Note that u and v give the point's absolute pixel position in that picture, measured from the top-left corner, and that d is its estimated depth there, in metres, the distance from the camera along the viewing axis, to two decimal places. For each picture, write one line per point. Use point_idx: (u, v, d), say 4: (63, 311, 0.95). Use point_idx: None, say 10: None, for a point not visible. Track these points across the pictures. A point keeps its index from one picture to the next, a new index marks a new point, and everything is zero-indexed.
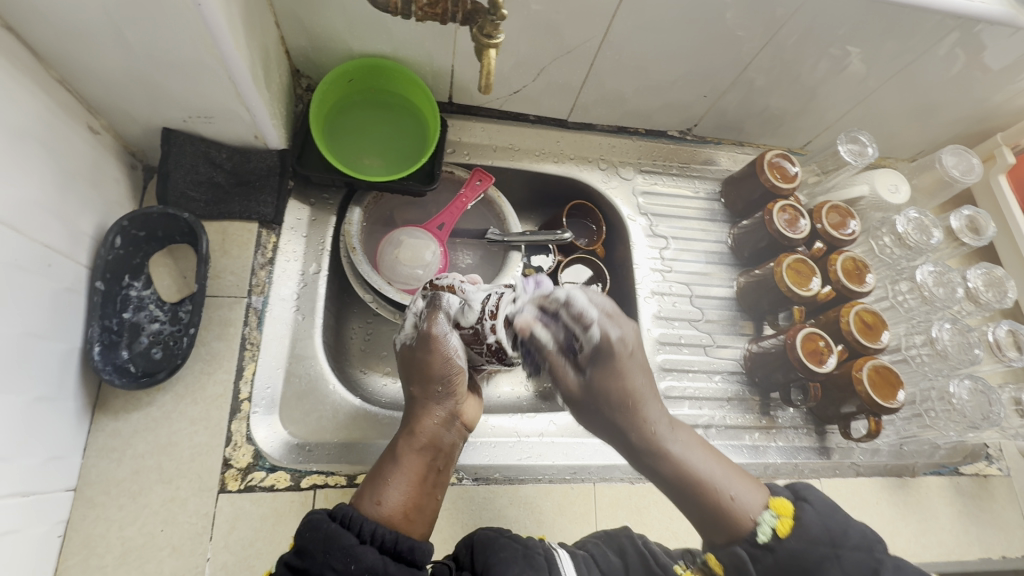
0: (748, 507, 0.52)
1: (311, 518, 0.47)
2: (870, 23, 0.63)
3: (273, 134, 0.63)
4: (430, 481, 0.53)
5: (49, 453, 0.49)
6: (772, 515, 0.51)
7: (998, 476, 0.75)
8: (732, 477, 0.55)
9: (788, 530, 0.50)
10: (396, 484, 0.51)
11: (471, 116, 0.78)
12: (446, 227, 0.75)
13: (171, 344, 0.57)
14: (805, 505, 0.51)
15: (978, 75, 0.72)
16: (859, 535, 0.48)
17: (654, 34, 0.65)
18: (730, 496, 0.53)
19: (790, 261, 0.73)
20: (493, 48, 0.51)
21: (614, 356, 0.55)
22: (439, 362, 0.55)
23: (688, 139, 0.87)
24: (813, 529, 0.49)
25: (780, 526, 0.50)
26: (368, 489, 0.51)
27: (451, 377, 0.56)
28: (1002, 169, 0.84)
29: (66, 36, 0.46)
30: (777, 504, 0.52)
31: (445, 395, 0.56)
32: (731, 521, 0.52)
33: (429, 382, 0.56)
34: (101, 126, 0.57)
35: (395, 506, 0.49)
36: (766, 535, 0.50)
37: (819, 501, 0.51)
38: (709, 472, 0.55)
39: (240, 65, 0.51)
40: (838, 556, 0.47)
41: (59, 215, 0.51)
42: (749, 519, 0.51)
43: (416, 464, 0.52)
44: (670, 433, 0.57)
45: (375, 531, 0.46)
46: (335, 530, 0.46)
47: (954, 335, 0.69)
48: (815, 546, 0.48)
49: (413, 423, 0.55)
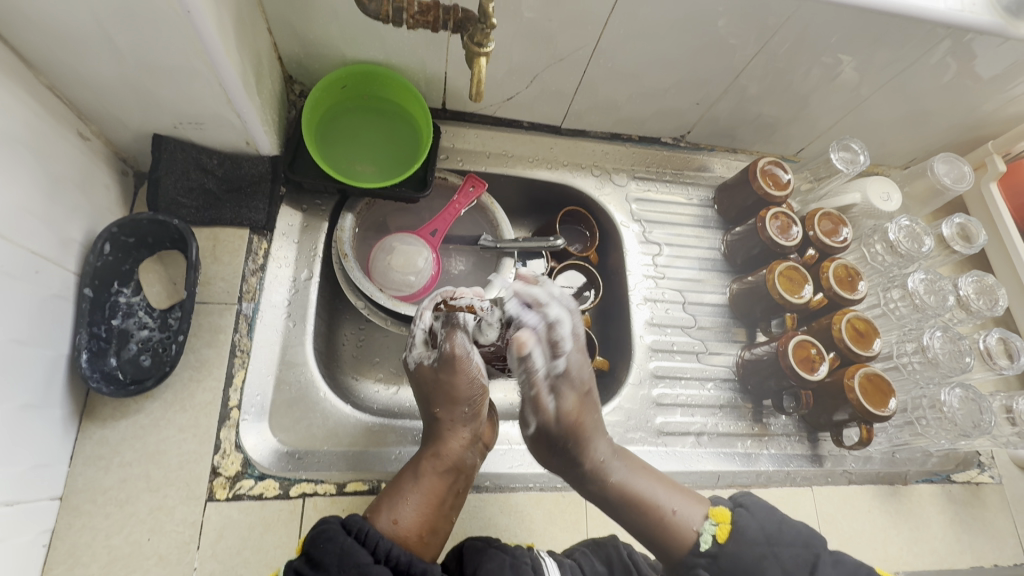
0: (691, 519, 0.54)
1: (324, 529, 0.47)
2: (861, 32, 0.63)
3: (265, 140, 0.63)
4: (448, 503, 0.54)
5: (35, 461, 0.49)
6: (712, 523, 0.54)
7: (990, 484, 0.75)
8: (671, 493, 0.57)
9: (727, 535, 0.53)
10: (414, 504, 0.52)
11: (465, 122, 0.78)
12: (439, 233, 0.75)
13: (160, 351, 0.57)
14: (741, 511, 0.54)
15: (969, 84, 0.72)
16: (794, 532, 0.53)
17: (646, 42, 0.65)
18: (672, 510, 0.55)
19: (783, 268, 0.73)
20: (484, 57, 0.52)
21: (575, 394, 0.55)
22: (464, 384, 0.56)
23: (682, 146, 0.88)
24: (747, 531, 0.53)
25: (719, 532, 0.53)
26: (386, 505, 0.52)
27: (476, 399, 0.57)
28: (994, 177, 0.85)
29: (56, 43, 0.46)
30: (716, 512, 0.55)
31: (468, 417, 0.57)
32: (674, 536, 0.54)
33: (456, 404, 0.56)
34: (91, 132, 0.57)
35: (410, 526, 0.51)
36: (707, 543, 0.53)
37: (755, 507, 0.55)
38: (650, 492, 0.56)
39: (230, 72, 0.51)
40: (775, 553, 0.51)
41: (48, 222, 0.51)
42: (692, 531, 0.54)
43: (437, 486, 0.53)
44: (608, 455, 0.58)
45: (390, 551, 0.47)
46: (350, 545, 0.46)
47: (944, 343, 0.69)
48: (750, 548, 0.52)
49: (436, 442, 0.56)
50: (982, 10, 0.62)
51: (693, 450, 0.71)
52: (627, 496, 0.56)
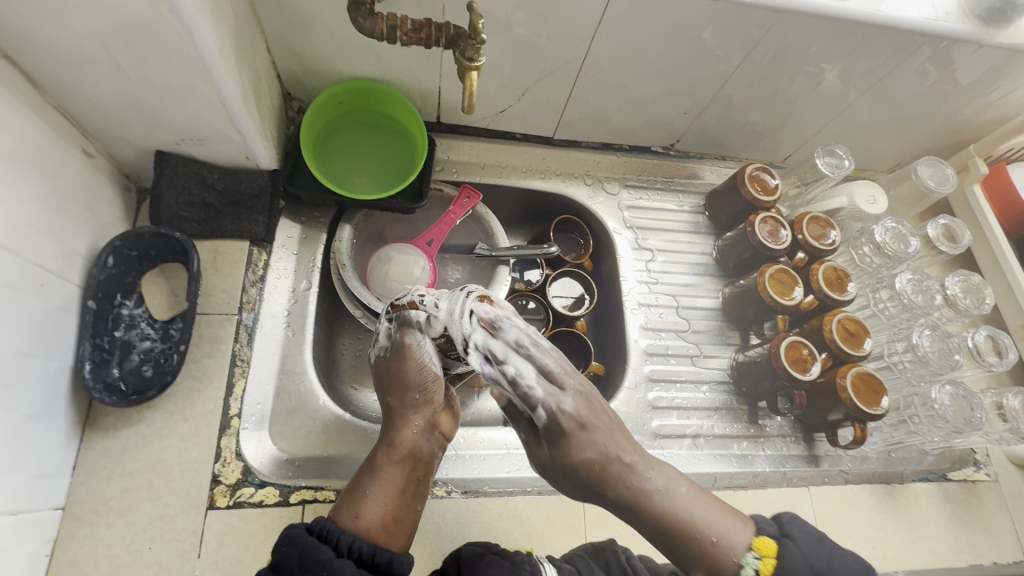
0: (732, 548, 0.51)
1: (290, 532, 0.47)
2: (841, 41, 0.65)
3: (264, 155, 0.65)
4: (410, 492, 0.54)
5: (38, 471, 0.49)
6: (755, 556, 0.50)
7: (987, 481, 0.75)
8: (716, 517, 0.53)
9: (772, 570, 0.48)
10: (375, 496, 0.51)
11: (459, 135, 0.81)
12: (435, 242, 0.76)
13: (161, 362, 0.58)
14: (788, 543, 0.50)
15: (949, 89, 0.74)
16: (843, 572, 0.48)
17: (633, 54, 0.67)
18: (714, 538, 0.51)
19: (773, 271, 0.75)
20: (475, 71, 0.55)
21: (565, 431, 0.56)
22: (414, 369, 0.58)
23: (672, 154, 0.90)
24: (794, 566, 0.47)
25: (763, 567, 0.49)
26: (348, 501, 0.51)
27: (427, 386, 0.58)
28: (977, 179, 0.87)
29: (62, 64, 0.48)
30: (760, 545, 0.50)
31: (421, 404, 0.58)
32: (717, 564, 0.50)
33: (406, 392, 0.58)
34: (96, 149, 0.59)
35: (374, 518, 0.50)
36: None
37: (802, 536, 0.50)
38: (694, 515, 0.53)
39: (231, 90, 0.53)
40: None
41: (53, 237, 0.52)
42: (733, 561, 0.50)
43: (396, 476, 0.53)
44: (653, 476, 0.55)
45: (353, 544, 0.47)
46: (313, 544, 0.46)
47: (934, 342, 0.70)
48: None
49: (392, 434, 0.56)
50: (955, 19, 0.64)
51: (689, 453, 0.71)
52: (669, 513, 0.53)
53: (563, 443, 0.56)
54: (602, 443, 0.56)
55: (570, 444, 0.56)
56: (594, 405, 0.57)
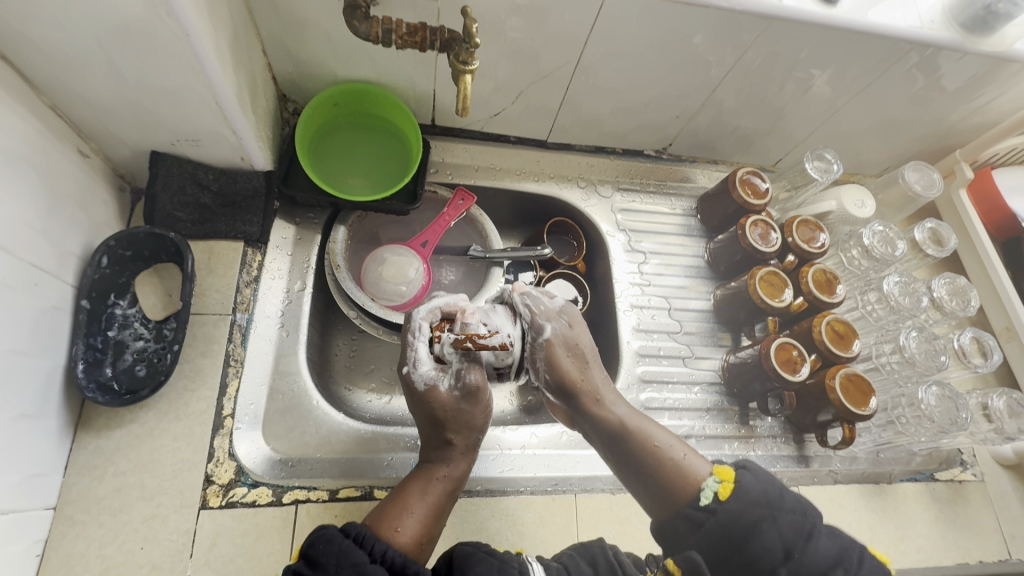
0: (694, 470, 0.53)
1: (322, 532, 0.46)
2: (829, 47, 0.67)
3: (259, 156, 0.65)
4: (444, 514, 0.55)
5: (30, 471, 0.49)
6: (714, 480, 0.52)
7: (973, 481, 0.76)
8: (677, 443, 0.57)
9: (729, 494, 0.50)
10: (419, 513, 0.52)
11: (454, 137, 0.81)
12: (429, 244, 0.77)
13: (154, 361, 0.58)
14: (744, 471, 0.52)
15: (935, 96, 0.76)
16: (795, 500, 0.50)
17: (625, 59, 0.68)
18: (676, 462, 0.54)
19: (763, 273, 0.76)
20: (469, 75, 0.56)
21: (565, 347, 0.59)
22: (480, 413, 0.60)
23: (664, 158, 0.91)
24: (750, 491, 0.50)
25: (721, 490, 0.51)
26: (393, 512, 0.51)
27: (483, 427, 0.60)
28: (962, 184, 0.88)
29: (58, 64, 0.48)
30: (721, 471, 0.52)
31: (473, 433, 0.59)
32: (678, 485, 0.52)
33: (470, 432, 0.59)
34: (91, 149, 0.59)
35: (418, 538, 0.50)
36: (708, 499, 0.50)
37: (757, 469, 0.52)
38: (658, 438, 0.56)
39: (227, 92, 0.54)
40: (774, 517, 0.48)
41: (47, 236, 0.52)
42: (694, 482, 0.52)
43: (440, 497, 0.54)
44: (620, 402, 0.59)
45: (386, 552, 0.46)
46: (348, 546, 0.45)
47: (920, 343, 0.71)
48: (751, 508, 0.49)
49: (447, 463, 0.57)
50: (940, 27, 0.66)
51: None
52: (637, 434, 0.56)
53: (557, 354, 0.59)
54: (589, 370, 0.60)
55: (558, 367, 0.58)
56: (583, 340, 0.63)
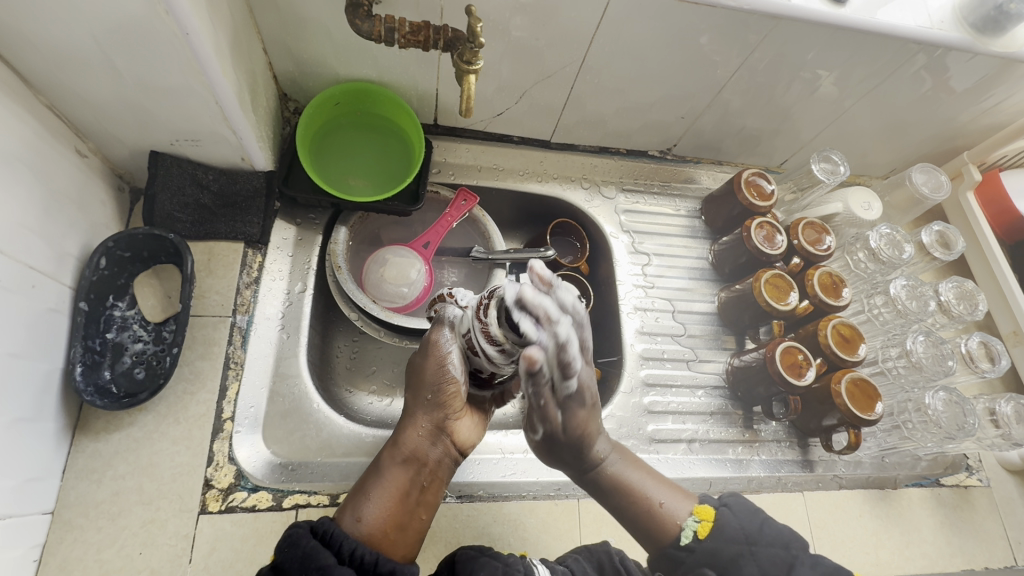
0: (675, 513, 0.55)
1: (290, 533, 0.47)
2: (837, 48, 0.66)
3: (260, 156, 0.64)
4: (414, 497, 0.52)
5: (27, 475, 0.49)
6: (695, 519, 0.54)
7: (979, 487, 0.76)
8: (660, 486, 0.58)
9: (708, 532, 0.53)
10: (375, 500, 0.50)
11: (456, 137, 0.80)
12: (431, 245, 0.76)
13: (154, 364, 0.57)
14: (725, 510, 0.54)
15: (944, 97, 0.75)
16: (774, 534, 0.52)
17: (631, 59, 0.67)
18: (660, 502, 0.57)
19: (768, 276, 0.75)
20: (473, 75, 0.55)
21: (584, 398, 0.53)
22: (431, 367, 0.54)
23: (669, 158, 0.90)
24: (728, 529, 0.53)
25: (700, 529, 0.53)
26: (350, 503, 0.51)
27: (443, 387, 0.53)
28: (970, 186, 0.87)
29: (54, 63, 0.47)
30: (700, 510, 0.55)
31: (434, 406, 0.54)
32: (662, 526, 0.55)
33: (421, 391, 0.55)
34: (89, 149, 0.58)
35: (374, 524, 0.49)
36: (688, 538, 0.53)
37: (738, 507, 0.55)
38: (641, 484, 0.58)
39: (227, 91, 0.53)
40: (751, 552, 0.51)
41: (45, 238, 0.51)
42: (675, 524, 0.55)
43: (398, 479, 0.52)
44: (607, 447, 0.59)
45: (354, 551, 0.46)
46: (314, 547, 0.45)
47: (927, 347, 0.70)
48: (728, 544, 0.51)
49: (399, 435, 0.55)
50: (951, 27, 0.65)
51: (684, 457, 0.72)
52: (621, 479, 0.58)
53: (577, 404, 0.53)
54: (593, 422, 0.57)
55: (580, 425, 0.55)
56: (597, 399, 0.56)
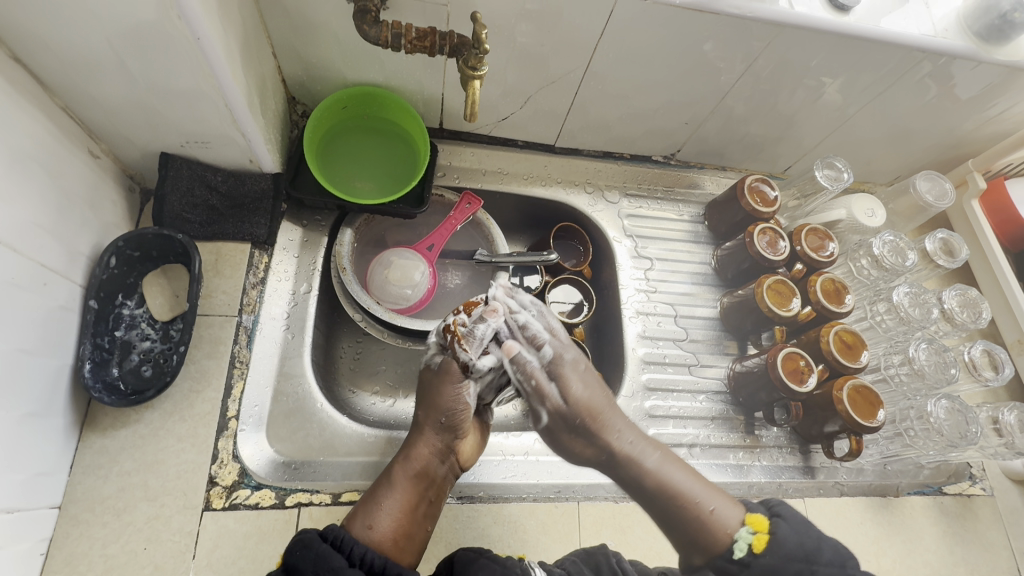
0: (726, 522, 0.54)
1: (302, 538, 0.47)
2: (840, 56, 0.66)
3: (268, 158, 0.65)
4: (422, 510, 0.54)
5: (35, 470, 0.50)
6: (749, 531, 0.53)
7: (982, 496, 0.75)
8: (711, 492, 0.58)
9: (764, 546, 0.51)
10: (389, 509, 0.52)
11: (462, 141, 0.81)
12: (436, 247, 0.76)
13: (161, 362, 0.58)
14: (779, 522, 0.53)
15: (948, 105, 0.75)
16: (833, 551, 0.51)
17: (634, 65, 0.68)
18: (709, 509, 0.56)
19: (771, 282, 0.75)
20: (478, 80, 0.56)
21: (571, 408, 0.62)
22: (449, 392, 0.58)
23: (672, 164, 0.90)
24: (787, 544, 0.51)
25: (756, 542, 0.52)
26: (362, 511, 0.52)
27: (457, 413, 0.58)
28: (975, 194, 0.87)
29: (68, 66, 0.48)
30: (754, 520, 0.54)
31: (447, 427, 0.58)
32: (711, 535, 0.54)
33: (435, 413, 0.58)
34: (101, 150, 0.59)
35: (385, 532, 0.51)
36: (742, 551, 0.52)
37: (792, 517, 0.53)
38: (690, 488, 0.58)
39: (237, 95, 0.54)
40: (812, 572, 0.49)
41: (57, 237, 0.53)
42: (727, 534, 0.54)
43: (409, 491, 0.54)
44: (642, 446, 0.62)
45: (365, 555, 0.47)
46: (326, 551, 0.46)
47: (930, 355, 0.70)
48: (789, 563, 0.50)
49: (411, 449, 0.57)
50: (954, 36, 0.65)
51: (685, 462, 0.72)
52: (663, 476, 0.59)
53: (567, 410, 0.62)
54: (609, 423, 0.62)
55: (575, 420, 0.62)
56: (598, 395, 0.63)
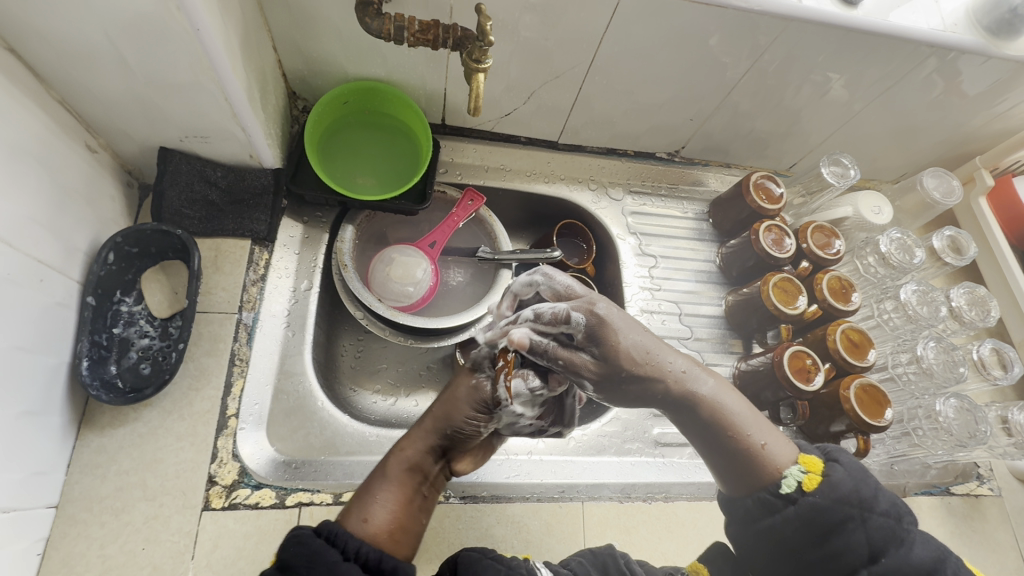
0: (777, 458, 0.51)
1: (297, 532, 0.46)
2: (848, 51, 0.65)
3: (268, 154, 0.64)
4: (418, 504, 0.52)
5: (32, 469, 0.49)
6: (800, 470, 0.50)
7: (990, 496, 0.74)
8: (764, 426, 0.53)
9: (815, 486, 0.48)
10: (385, 503, 0.50)
11: (464, 137, 0.80)
12: (438, 244, 0.76)
13: (159, 360, 0.57)
14: (835, 465, 0.49)
15: (956, 101, 0.74)
16: (889, 503, 0.47)
17: (639, 60, 0.67)
18: (761, 444, 0.52)
19: (777, 279, 0.74)
20: (482, 73, 0.55)
21: (615, 361, 0.51)
22: (462, 402, 0.54)
23: (676, 161, 0.89)
24: (840, 487, 0.47)
25: (807, 481, 0.49)
26: (357, 504, 0.50)
27: (464, 422, 0.54)
28: (982, 191, 0.87)
29: (65, 58, 0.47)
30: (806, 461, 0.50)
31: (451, 430, 0.54)
32: (760, 469, 0.51)
33: (441, 415, 0.54)
34: (99, 144, 0.58)
35: (382, 526, 0.48)
36: (791, 487, 0.49)
37: (850, 463, 0.50)
38: (741, 417, 0.53)
39: (236, 89, 0.53)
40: (864, 519, 0.46)
41: (53, 232, 0.52)
42: (776, 470, 0.50)
43: (406, 486, 0.51)
44: (690, 371, 0.54)
45: (360, 549, 0.45)
46: (321, 547, 0.44)
47: (938, 353, 0.70)
48: (839, 507, 0.47)
49: (406, 442, 0.54)
50: (963, 30, 0.64)
51: (690, 462, 0.70)
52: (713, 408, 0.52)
53: (610, 364, 0.52)
54: (660, 364, 0.52)
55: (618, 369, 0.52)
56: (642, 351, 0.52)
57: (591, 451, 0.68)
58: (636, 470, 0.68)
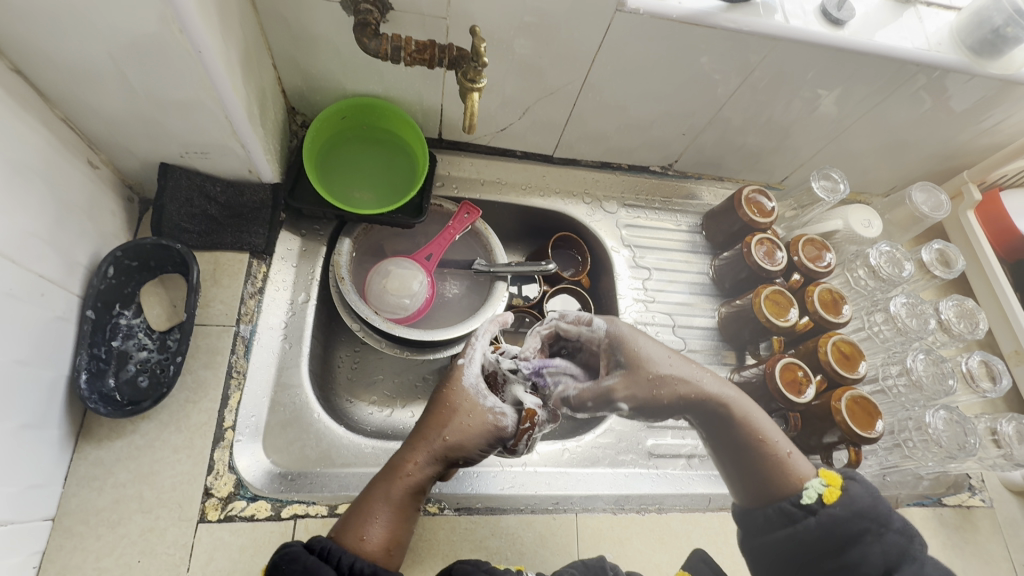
0: (802, 469, 0.56)
1: (288, 551, 0.48)
2: (835, 69, 0.67)
3: (267, 169, 0.66)
4: (412, 520, 0.54)
5: (29, 481, 0.49)
6: (822, 483, 0.53)
7: (982, 507, 0.75)
8: (786, 438, 0.59)
9: (835, 498, 0.52)
10: (383, 523, 0.51)
11: (460, 151, 0.81)
12: (434, 257, 0.76)
13: (157, 372, 0.58)
14: (854, 481, 0.53)
15: (943, 117, 0.76)
16: (902, 522, 0.51)
17: (631, 78, 0.69)
18: (787, 453, 0.57)
19: (768, 292, 0.75)
20: (476, 92, 0.56)
21: (647, 387, 0.60)
22: (473, 434, 0.55)
23: (670, 174, 0.90)
24: (858, 501, 0.51)
25: (828, 494, 0.52)
26: (353, 520, 0.51)
27: (467, 449, 0.55)
28: (970, 205, 0.88)
29: (69, 77, 0.49)
30: (827, 475, 0.54)
31: (453, 457, 0.55)
32: (786, 479, 0.55)
33: (447, 442, 0.55)
34: (101, 160, 0.59)
35: (379, 544, 0.50)
36: (811, 499, 0.52)
37: (864, 480, 0.54)
38: (768, 431, 0.59)
39: (236, 106, 0.54)
40: (879, 532, 0.50)
41: (54, 247, 0.53)
42: (799, 482, 0.55)
43: (405, 509, 0.52)
44: (721, 387, 0.62)
45: (354, 564, 0.47)
46: (314, 564, 0.46)
47: (928, 365, 0.71)
48: (858, 519, 0.50)
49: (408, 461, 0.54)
50: (947, 49, 0.66)
51: (683, 473, 0.71)
52: (741, 421, 0.59)
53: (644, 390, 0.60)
54: (686, 377, 0.61)
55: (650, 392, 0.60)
56: (661, 376, 0.60)
57: (585, 462, 0.69)
58: (629, 481, 0.68)
